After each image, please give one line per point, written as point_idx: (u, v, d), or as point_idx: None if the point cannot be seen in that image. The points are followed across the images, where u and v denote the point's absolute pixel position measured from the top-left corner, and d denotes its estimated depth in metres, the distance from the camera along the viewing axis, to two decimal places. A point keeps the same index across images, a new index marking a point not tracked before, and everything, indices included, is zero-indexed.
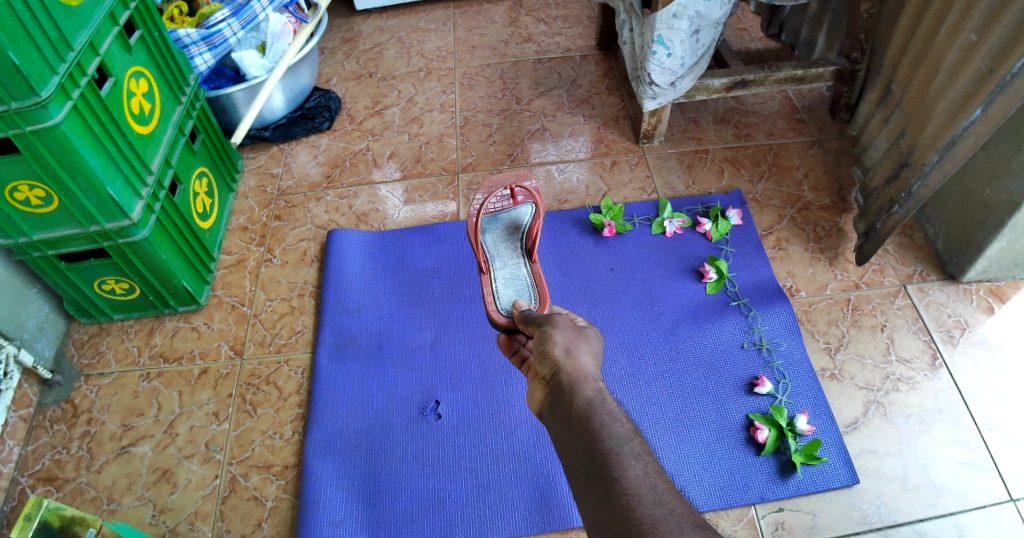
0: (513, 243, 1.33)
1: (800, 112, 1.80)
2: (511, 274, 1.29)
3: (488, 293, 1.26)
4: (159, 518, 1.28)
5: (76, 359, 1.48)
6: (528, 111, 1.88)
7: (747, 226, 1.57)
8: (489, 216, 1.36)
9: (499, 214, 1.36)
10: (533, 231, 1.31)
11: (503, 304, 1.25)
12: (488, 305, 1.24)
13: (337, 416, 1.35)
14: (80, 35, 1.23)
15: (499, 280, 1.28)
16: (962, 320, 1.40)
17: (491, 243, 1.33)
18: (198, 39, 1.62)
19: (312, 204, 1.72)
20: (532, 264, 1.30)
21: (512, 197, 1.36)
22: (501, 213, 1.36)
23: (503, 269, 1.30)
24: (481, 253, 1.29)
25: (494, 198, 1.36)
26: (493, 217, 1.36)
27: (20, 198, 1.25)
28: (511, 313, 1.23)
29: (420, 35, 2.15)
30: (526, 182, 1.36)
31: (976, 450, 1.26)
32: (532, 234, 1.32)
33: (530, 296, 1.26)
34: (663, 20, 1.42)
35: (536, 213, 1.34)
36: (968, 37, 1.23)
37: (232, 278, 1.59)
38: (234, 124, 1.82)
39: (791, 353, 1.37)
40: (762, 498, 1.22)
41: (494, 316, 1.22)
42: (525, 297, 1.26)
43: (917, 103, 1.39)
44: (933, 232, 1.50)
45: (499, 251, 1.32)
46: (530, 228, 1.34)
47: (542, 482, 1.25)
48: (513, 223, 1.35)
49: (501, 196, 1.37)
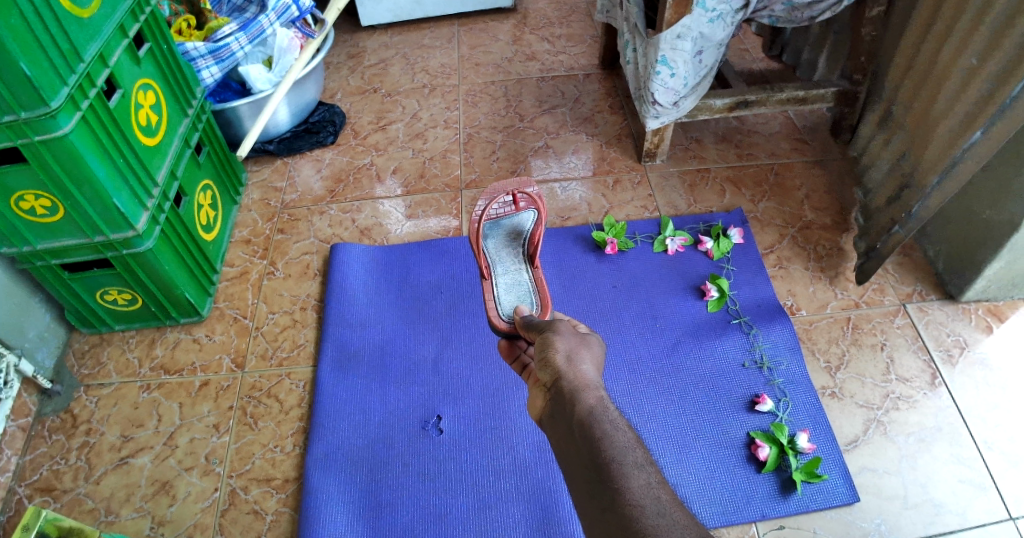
0: (515, 249, 1.35)
1: (800, 133, 1.82)
2: (513, 279, 1.30)
3: (489, 297, 1.27)
4: (157, 530, 1.27)
5: (76, 369, 1.48)
6: (531, 128, 1.89)
7: (749, 245, 1.58)
8: (490, 222, 1.38)
9: (500, 221, 1.38)
10: (535, 238, 1.33)
11: (504, 309, 1.25)
12: (489, 310, 1.24)
13: (338, 429, 1.35)
14: (91, 46, 1.24)
15: (501, 285, 1.29)
16: (962, 339, 1.41)
17: (493, 249, 1.35)
18: (205, 52, 1.63)
19: (316, 217, 1.72)
20: (533, 270, 1.31)
21: (514, 203, 1.37)
22: (503, 219, 1.38)
23: (504, 275, 1.31)
24: (482, 259, 1.30)
25: (496, 204, 1.38)
26: (496, 224, 1.38)
27: (25, 207, 1.26)
28: (512, 318, 1.23)
29: (424, 51, 2.18)
30: (528, 188, 1.38)
31: (976, 468, 1.26)
32: (533, 239, 1.34)
33: (532, 301, 1.26)
34: (668, 40, 1.44)
35: (538, 218, 1.35)
36: (968, 61, 1.25)
37: (235, 290, 1.59)
38: (239, 137, 1.84)
39: (791, 371, 1.38)
40: (762, 515, 1.22)
41: (494, 320, 1.23)
42: (527, 301, 1.26)
43: (918, 123, 1.41)
44: (933, 252, 1.51)
45: (501, 257, 1.34)
46: (532, 234, 1.36)
47: (543, 499, 1.25)
48: (516, 228, 1.37)
49: (503, 202, 1.38)
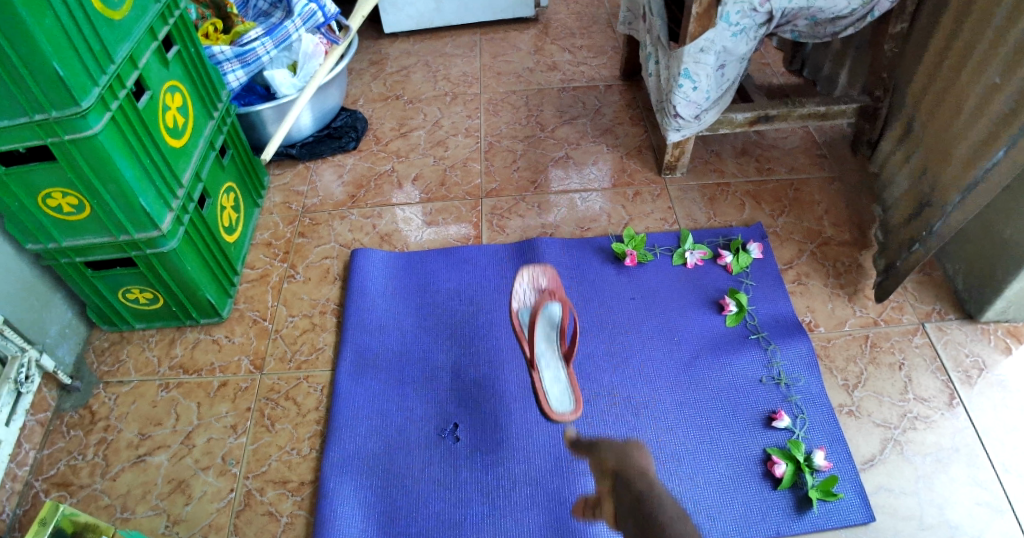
0: (550, 340, 1.46)
1: (821, 148, 1.82)
2: (556, 373, 1.41)
3: (544, 396, 1.38)
4: (173, 529, 1.28)
5: (96, 366, 1.49)
6: (552, 138, 1.90)
7: (768, 260, 1.58)
8: (520, 340, 1.47)
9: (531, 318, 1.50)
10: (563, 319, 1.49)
11: (562, 402, 1.37)
12: (547, 408, 1.36)
13: (355, 434, 1.35)
14: (121, 48, 1.26)
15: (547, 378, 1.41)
16: (981, 360, 1.40)
17: (531, 349, 1.45)
18: (231, 56, 1.66)
19: (336, 222, 1.73)
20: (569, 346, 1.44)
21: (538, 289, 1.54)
22: (536, 331, 1.48)
23: (549, 371, 1.42)
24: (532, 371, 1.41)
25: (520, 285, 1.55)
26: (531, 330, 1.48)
27: (52, 205, 1.28)
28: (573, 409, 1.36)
29: (446, 60, 2.19)
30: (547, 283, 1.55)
31: (993, 491, 1.25)
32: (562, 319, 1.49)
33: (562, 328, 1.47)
34: (691, 53, 1.44)
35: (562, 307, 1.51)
36: (991, 79, 1.25)
37: (255, 292, 1.60)
38: (263, 141, 1.86)
39: (809, 388, 1.37)
40: (778, 533, 1.22)
41: (555, 413, 1.35)
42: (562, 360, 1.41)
43: (938, 141, 1.41)
44: (954, 272, 1.51)
45: (541, 354, 1.44)
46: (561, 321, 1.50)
47: (559, 509, 1.25)
48: (547, 319, 1.50)
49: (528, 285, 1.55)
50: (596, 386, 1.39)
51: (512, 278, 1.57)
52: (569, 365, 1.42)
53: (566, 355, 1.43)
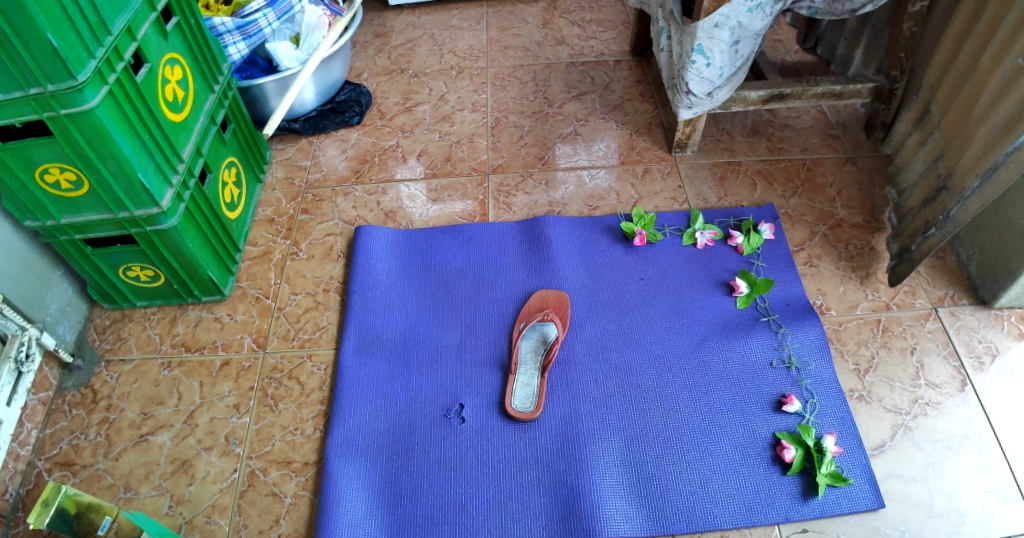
0: (539, 351, 1.38)
1: (834, 128, 1.78)
2: (529, 381, 1.35)
3: (509, 394, 1.32)
4: (176, 509, 1.27)
5: (97, 344, 1.48)
6: (560, 114, 1.86)
7: (779, 241, 1.55)
8: (511, 337, 1.42)
9: (537, 326, 1.41)
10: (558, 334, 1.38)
11: (522, 405, 1.32)
12: (509, 406, 1.31)
13: (359, 414, 1.33)
14: (119, 19, 1.22)
15: (521, 384, 1.35)
16: (993, 346, 1.38)
17: (523, 352, 1.38)
18: (232, 28, 1.61)
19: (340, 199, 1.70)
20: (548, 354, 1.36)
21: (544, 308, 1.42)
22: (527, 330, 1.41)
23: (525, 375, 1.36)
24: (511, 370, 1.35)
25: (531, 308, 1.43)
26: (530, 333, 1.41)
27: (50, 181, 1.24)
28: (528, 411, 1.31)
29: (452, 32, 2.14)
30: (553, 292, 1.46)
31: (1003, 479, 1.23)
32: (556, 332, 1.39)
33: (549, 333, 1.41)
34: (705, 29, 1.40)
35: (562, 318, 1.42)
36: (1014, 61, 1.21)
37: (257, 269, 1.58)
38: (265, 115, 1.83)
39: (819, 373, 1.35)
40: (786, 519, 1.21)
41: (512, 412, 1.30)
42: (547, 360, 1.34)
43: (956, 125, 1.37)
44: (967, 256, 1.48)
45: (526, 359, 1.37)
46: (556, 337, 1.39)
47: (566, 492, 1.23)
48: (545, 334, 1.41)
49: (534, 306, 1.44)
50: (604, 369, 1.37)
51: (520, 257, 1.55)
52: (544, 373, 1.34)
53: (544, 362, 1.35)
